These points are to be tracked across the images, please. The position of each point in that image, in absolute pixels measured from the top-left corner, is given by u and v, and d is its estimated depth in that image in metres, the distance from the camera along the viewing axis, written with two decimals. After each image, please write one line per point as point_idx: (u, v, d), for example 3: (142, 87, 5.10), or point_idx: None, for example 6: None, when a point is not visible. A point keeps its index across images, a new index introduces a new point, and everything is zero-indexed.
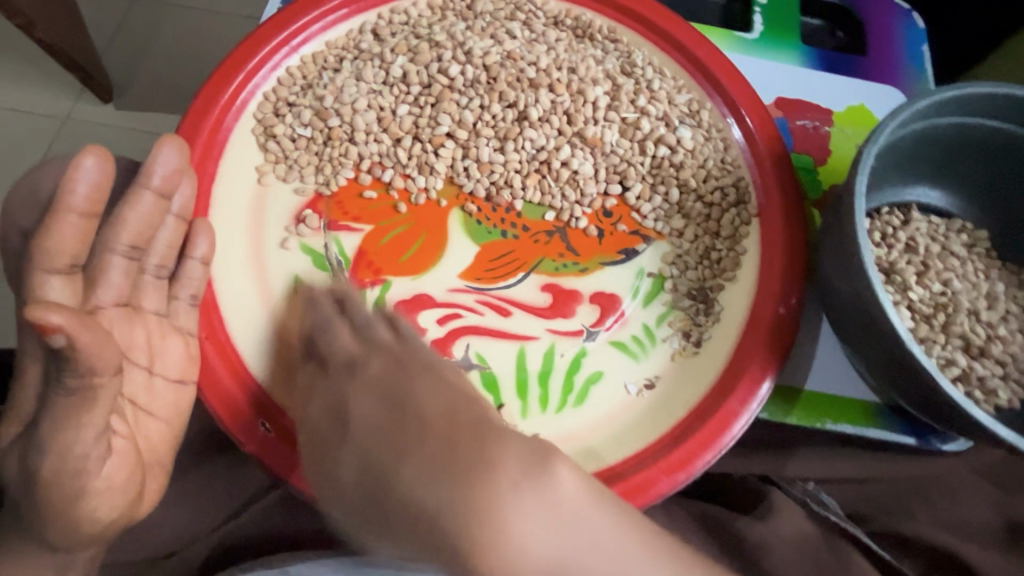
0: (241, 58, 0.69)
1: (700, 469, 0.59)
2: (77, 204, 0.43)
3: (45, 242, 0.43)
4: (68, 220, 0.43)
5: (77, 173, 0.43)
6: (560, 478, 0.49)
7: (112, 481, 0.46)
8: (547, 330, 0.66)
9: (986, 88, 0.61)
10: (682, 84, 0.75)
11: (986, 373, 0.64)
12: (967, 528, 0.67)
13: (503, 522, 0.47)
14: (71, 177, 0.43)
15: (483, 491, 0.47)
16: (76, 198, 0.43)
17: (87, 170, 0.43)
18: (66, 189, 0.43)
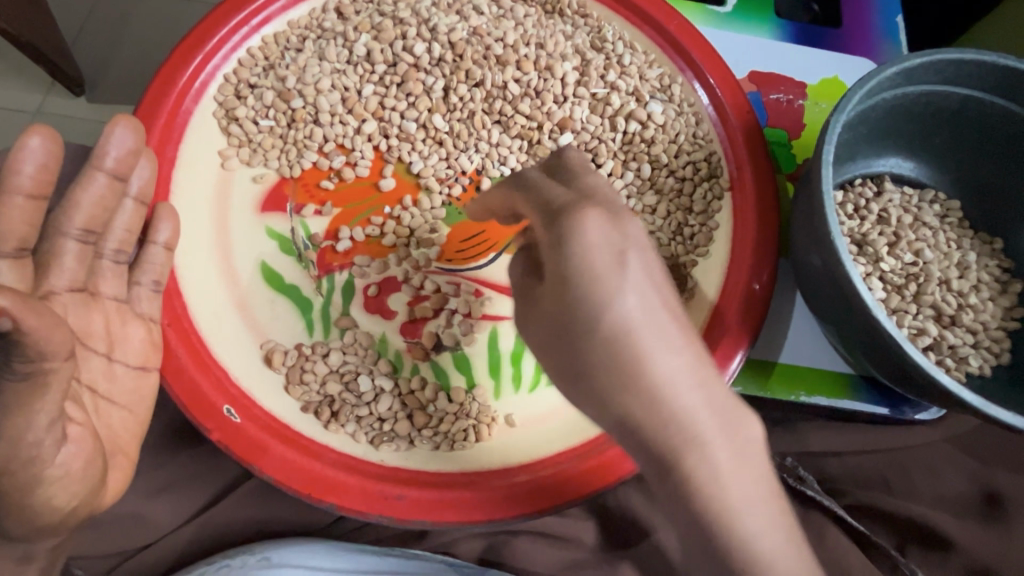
0: (198, 38, 0.67)
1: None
2: (23, 185, 0.42)
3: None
4: (13, 202, 0.42)
5: (20, 153, 0.42)
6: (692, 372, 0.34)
7: (70, 469, 0.45)
8: (484, 317, 0.65)
9: (955, 54, 0.60)
10: (654, 58, 0.74)
11: (957, 342, 0.65)
12: (941, 497, 0.68)
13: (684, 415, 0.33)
14: (15, 158, 0.42)
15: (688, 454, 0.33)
16: (21, 179, 0.42)
17: (31, 150, 0.42)
18: (10, 169, 0.42)
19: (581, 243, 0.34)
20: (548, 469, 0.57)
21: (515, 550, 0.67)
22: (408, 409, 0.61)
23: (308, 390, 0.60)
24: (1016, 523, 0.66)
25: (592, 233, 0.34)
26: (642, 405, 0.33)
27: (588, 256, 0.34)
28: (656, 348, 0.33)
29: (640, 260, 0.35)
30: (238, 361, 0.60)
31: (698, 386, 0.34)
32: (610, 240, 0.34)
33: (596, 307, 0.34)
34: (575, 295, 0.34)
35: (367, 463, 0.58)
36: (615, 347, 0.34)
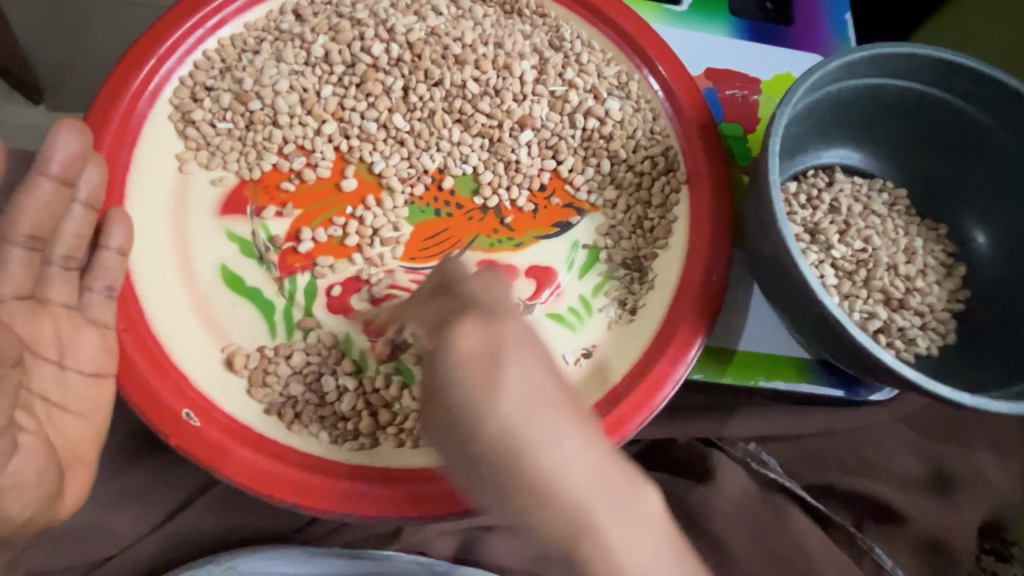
0: (152, 41, 0.66)
1: (634, 430, 0.60)
2: None
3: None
4: None
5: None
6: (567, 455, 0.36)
7: (22, 478, 0.44)
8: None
9: (894, 48, 0.63)
10: (612, 56, 0.75)
11: (905, 324, 0.67)
12: (894, 476, 0.70)
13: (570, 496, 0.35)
14: None
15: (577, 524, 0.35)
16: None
17: None
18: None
19: (538, 477, 0.36)
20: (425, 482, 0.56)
21: (488, 545, 0.67)
22: (371, 410, 0.61)
23: (270, 392, 0.60)
24: (963, 498, 0.69)
25: (584, 487, 0.36)
26: (514, 468, 0.36)
27: (551, 485, 0.36)
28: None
29: (515, 358, 0.37)
30: (198, 365, 0.59)
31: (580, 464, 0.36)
32: (556, 465, 0.36)
33: (482, 403, 0.37)
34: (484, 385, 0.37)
35: (331, 462, 0.58)
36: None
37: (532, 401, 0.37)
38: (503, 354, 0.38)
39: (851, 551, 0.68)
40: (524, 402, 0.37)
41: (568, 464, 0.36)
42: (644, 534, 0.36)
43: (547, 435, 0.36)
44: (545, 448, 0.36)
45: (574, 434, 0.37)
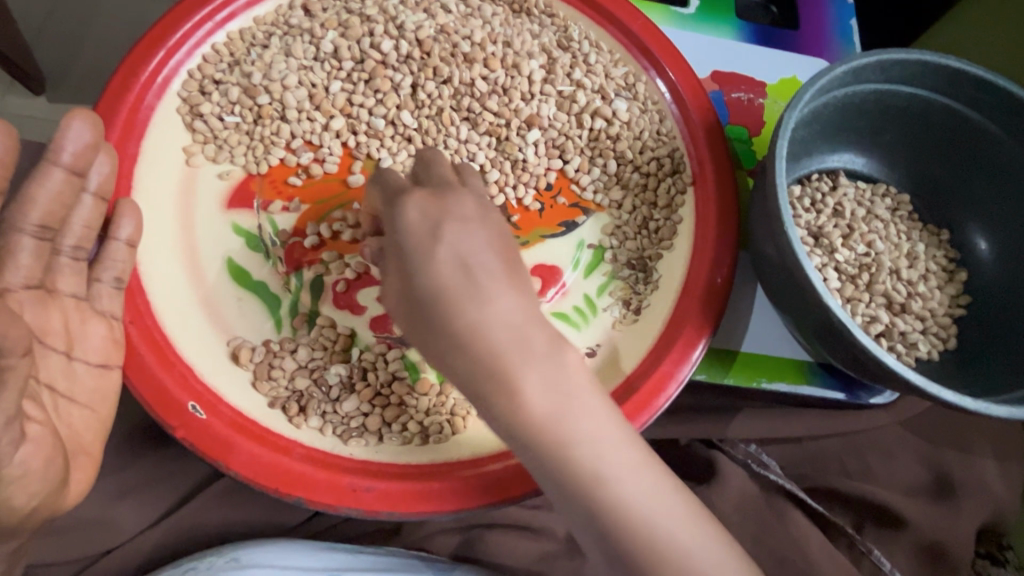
0: (162, 33, 0.66)
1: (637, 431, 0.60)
2: None
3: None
4: None
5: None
6: (497, 314, 0.43)
7: (29, 467, 0.44)
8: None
9: (900, 54, 0.63)
10: (619, 57, 0.75)
11: (907, 328, 0.68)
12: (894, 479, 0.71)
13: (505, 352, 0.42)
14: None
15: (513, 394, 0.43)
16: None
17: None
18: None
19: (474, 332, 0.42)
20: (504, 462, 0.58)
21: (489, 542, 0.67)
22: (375, 407, 0.61)
23: (276, 386, 0.60)
24: (963, 503, 0.69)
25: (503, 342, 0.42)
26: (457, 335, 0.43)
27: (481, 334, 0.42)
28: (617, 473, 0.45)
29: (452, 224, 0.43)
30: (204, 358, 0.59)
31: (510, 326, 0.43)
32: (489, 328, 0.42)
33: (420, 269, 0.43)
34: (421, 250, 0.43)
35: (337, 457, 0.58)
36: (550, 429, 0.44)
37: (469, 275, 0.43)
38: (458, 232, 0.43)
39: (850, 553, 0.69)
40: (457, 275, 0.43)
41: (498, 309, 0.43)
42: (568, 384, 0.44)
43: (481, 295, 0.43)
44: (477, 307, 0.42)
45: (506, 311, 0.43)
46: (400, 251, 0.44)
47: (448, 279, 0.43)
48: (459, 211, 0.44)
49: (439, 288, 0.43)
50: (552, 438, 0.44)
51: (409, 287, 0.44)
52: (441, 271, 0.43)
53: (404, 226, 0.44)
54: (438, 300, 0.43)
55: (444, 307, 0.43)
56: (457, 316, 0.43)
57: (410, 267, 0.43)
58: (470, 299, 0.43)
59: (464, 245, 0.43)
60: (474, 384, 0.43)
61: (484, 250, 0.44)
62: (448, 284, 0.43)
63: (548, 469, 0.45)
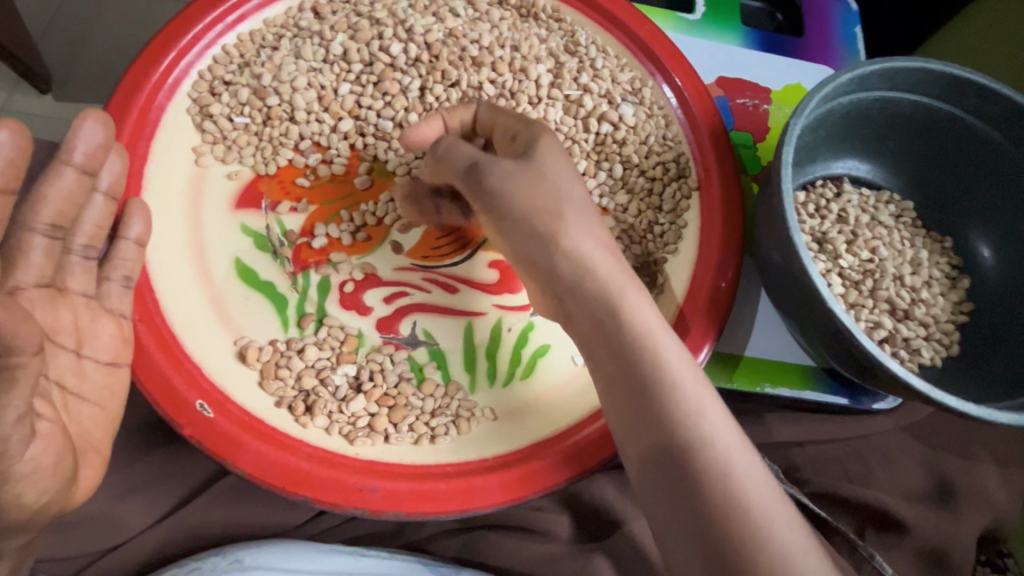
0: (173, 34, 0.67)
1: None
2: None
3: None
4: None
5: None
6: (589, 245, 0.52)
7: (39, 465, 0.44)
8: (494, 306, 0.67)
9: (905, 62, 0.64)
10: (625, 62, 0.76)
11: (910, 334, 0.68)
12: (896, 484, 0.71)
13: (601, 271, 0.51)
14: None
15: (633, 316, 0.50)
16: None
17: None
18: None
19: (603, 301, 0.51)
20: (594, 425, 0.60)
21: (490, 545, 0.66)
22: (382, 407, 0.61)
23: (283, 385, 0.60)
24: (965, 509, 0.70)
25: (609, 268, 0.51)
26: (557, 250, 0.52)
27: (584, 262, 0.51)
28: (715, 438, 0.48)
29: (548, 163, 0.53)
30: (211, 357, 0.60)
31: (600, 254, 0.52)
32: (621, 292, 0.51)
33: (512, 197, 0.52)
34: (495, 181, 0.53)
35: (343, 457, 0.58)
36: (653, 388, 0.49)
37: (553, 208, 0.52)
38: (554, 175, 0.53)
39: (851, 559, 0.68)
40: (544, 201, 0.52)
41: (587, 250, 0.51)
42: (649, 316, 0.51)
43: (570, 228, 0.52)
44: (570, 235, 0.52)
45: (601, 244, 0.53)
46: (482, 187, 0.53)
47: (537, 203, 0.52)
48: (552, 156, 0.54)
49: (534, 212, 0.52)
50: (644, 357, 0.50)
51: (499, 211, 0.53)
52: (520, 197, 0.52)
53: (490, 168, 0.53)
54: (536, 223, 0.52)
55: (534, 225, 0.52)
56: (544, 233, 0.52)
57: (499, 193, 0.52)
58: (557, 221, 0.52)
59: (564, 183, 0.53)
60: (594, 301, 0.51)
61: (583, 199, 0.54)
62: (536, 206, 0.52)
63: (636, 394, 0.49)
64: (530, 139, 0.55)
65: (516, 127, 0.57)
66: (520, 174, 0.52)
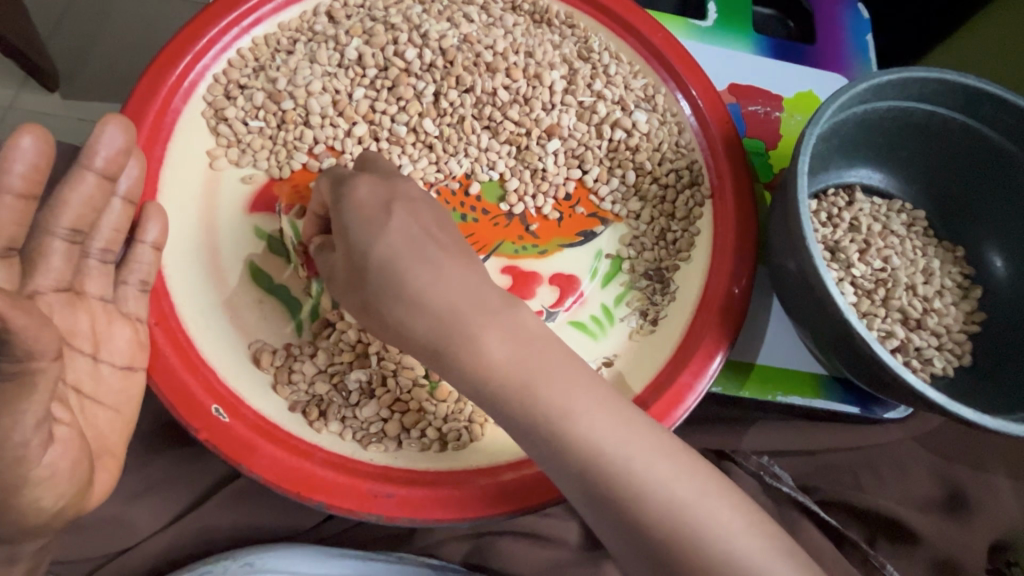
0: (189, 37, 0.67)
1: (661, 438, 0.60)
2: (13, 184, 0.44)
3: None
4: (3, 201, 0.44)
5: (11, 152, 0.44)
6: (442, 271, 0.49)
7: (57, 469, 0.44)
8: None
9: (920, 73, 0.64)
10: (638, 69, 0.76)
11: (922, 344, 0.68)
12: (907, 493, 0.71)
13: (455, 305, 0.49)
14: (6, 156, 0.44)
15: (482, 339, 0.48)
16: (11, 179, 0.44)
17: (24, 150, 0.44)
18: (2, 169, 0.44)
19: (483, 357, 0.48)
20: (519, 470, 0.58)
21: (501, 550, 0.66)
22: (395, 413, 0.62)
23: (297, 390, 0.61)
24: (975, 519, 0.70)
25: (448, 295, 0.49)
26: (411, 299, 0.49)
27: (428, 296, 0.49)
28: (619, 467, 0.47)
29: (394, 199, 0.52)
30: (225, 361, 0.60)
31: (440, 287, 0.49)
32: (510, 345, 0.48)
33: (370, 238, 0.50)
34: (364, 246, 0.50)
35: (357, 462, 0.58)
36: (565, 436, 0.47)
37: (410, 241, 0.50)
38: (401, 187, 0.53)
39: (862, 567, 0.68)
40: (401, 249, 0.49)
41: (431, 290, 0.49)
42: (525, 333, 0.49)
43: (416, 257, 0.49)
44: (415, 267, 0.49)
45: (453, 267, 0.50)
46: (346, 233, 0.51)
47: (392, 249, 0.49)
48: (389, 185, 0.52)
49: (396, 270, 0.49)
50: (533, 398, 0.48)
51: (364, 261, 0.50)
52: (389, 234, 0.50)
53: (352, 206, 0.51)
54: (384, 262, 0.49)
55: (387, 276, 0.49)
56: (405, 284, 0.49)
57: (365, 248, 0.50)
58: (390, 261, 0.49)
59: (387, 198, 0.51)
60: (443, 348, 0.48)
61: (413, 231, 0.51)
62: (383, 257, 0.49)
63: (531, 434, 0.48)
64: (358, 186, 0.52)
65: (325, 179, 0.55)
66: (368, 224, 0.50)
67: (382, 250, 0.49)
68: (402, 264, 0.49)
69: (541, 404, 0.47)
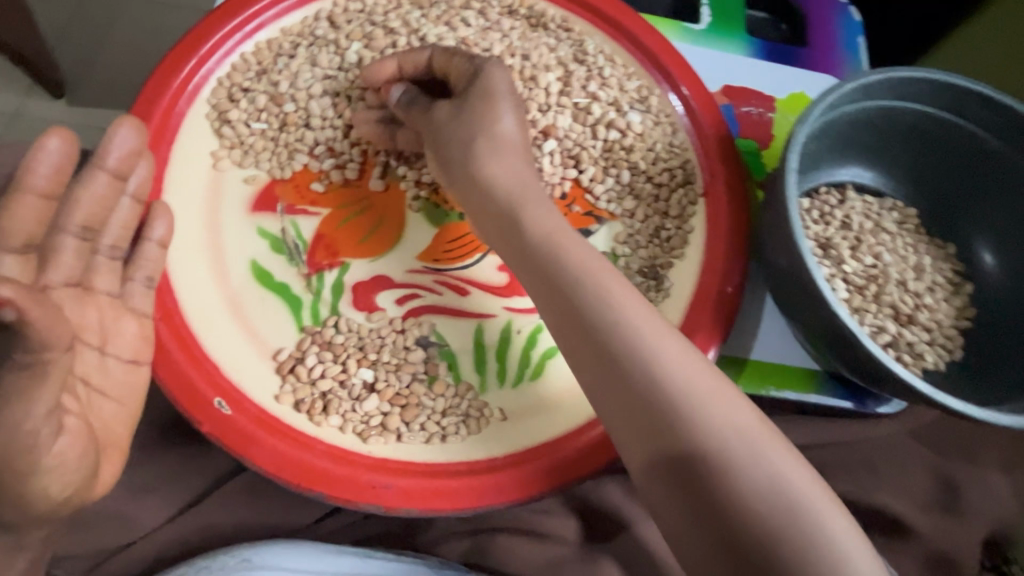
0: (193, 43, 0.69)
1: None
2: (37, 185, 0.46)
3: (1, 222, 0.45)
4: (24, 200, 0.45)
5: (37, 154, 0.45)
6: (533, 221, 0.58)
7: (66, 458, 0.46)
8: (505, 308, 0.68)
9: (908, 72, 0.65)
10: (633, 71, 0.77)
11: (914, 339, 0.69)
12: (902, 488, 0.71)
13: (576, 254, 0.56)
14: (30, 158, 0.45)
15: (571, 256, 0.56)
16: (37, 179, 0.46)
17: (49, 151, 0.46)
18: (25, 170, 0.45)
19: (567, 263, 0.56)
20: (581, 438, 0.61)
21: (497, 546, 0.67)
22: (394, 406, 0.63)
23: (297, 386, 0.62)
24: (969, 512, 0.70)
25: (570, 252, 0.56)
26: (574, 278, 0.55)
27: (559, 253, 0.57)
28: (689, 389, 0.49)
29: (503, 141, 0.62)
30: (229, 357, 0.61)
31: (552, 236, 0.57)
32: (592, 269, 0.55)
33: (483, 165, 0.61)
34: (494, 174, 0.61)
35: (356, 455, 0.59)
36: (618, 353, 0.51)
37: (495, 148, 0.62)
38: (489, 113, 0.62)
39: None
40: (475, 137, 0.62)
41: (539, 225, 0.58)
42: (596, 262, 0.56)
43: (533, 207, 0.59)
44: (557, 234, 0.58)
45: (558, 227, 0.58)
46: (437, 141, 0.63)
47: (527, 193, 0.60)
48: (492, 83, 0.63)
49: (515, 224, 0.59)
50: (597, 317, 0.53)
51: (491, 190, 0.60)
52: (499, 171, 0.61)
53: (437, 114, 0.64)
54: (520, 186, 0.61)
55: (512, 201, 0.60)
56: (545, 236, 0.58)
57: (490, 183, 0.61)
58: (517, 203, 0.60)
59: (494, 130, 0.62)
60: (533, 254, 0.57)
61: (514, 151, 0.62)
62: (517, 207, 0.59)
63: (605, 348, 0.52)
64: (475, 79, 0.64)
65: (466, 65, 0.65)
66: (457, 115, 0.63)
67: (500, 178, 0.60)
68: (522, 210, 0.59)
69: (604, 326, 0.52)
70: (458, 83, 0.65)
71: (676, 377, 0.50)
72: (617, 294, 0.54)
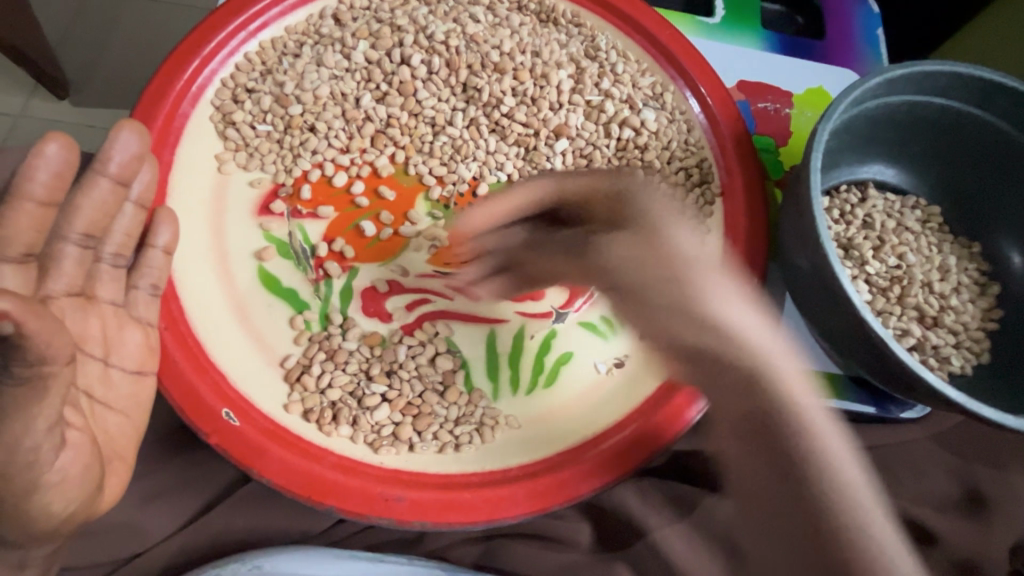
0: (196, 42, 0.67)
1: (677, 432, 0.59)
2: (36, 192, 0.44)
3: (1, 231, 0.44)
4: (24, 208, 0.44)
5: (36, 160, 0.44)
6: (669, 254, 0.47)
7: (68, 474, 0.44)
8: (517, 312, 0.66)
9: (932, 65, 0.63)
10: (647, 67, 0.75)
11: (940, 342, 0.67)
12: (926, 495, 0.69)
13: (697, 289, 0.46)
14: (30, 164, 0.44)
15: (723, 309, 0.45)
16: (34, 186, 0.44)
17: (49, 157, 0.44)
18: (25, 176, 0.44)
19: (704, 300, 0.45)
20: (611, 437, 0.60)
21: (512, 553, 0.65)
22: (406, 416, 0.62)
23: (307, 397, 0.61)
24: (995, 520, 0.68)
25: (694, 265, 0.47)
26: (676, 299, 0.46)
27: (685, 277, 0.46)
28: (806, 410, 0.43)
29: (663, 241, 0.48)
30: (237, 366, 0.60)
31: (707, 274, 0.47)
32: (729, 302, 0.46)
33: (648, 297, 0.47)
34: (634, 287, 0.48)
35: (365, 465, 0.58)
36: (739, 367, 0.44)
37: (667, 268, 0.47)
38: (664, 236, 0.48)
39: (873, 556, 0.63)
40: (662, 276, 0.47)
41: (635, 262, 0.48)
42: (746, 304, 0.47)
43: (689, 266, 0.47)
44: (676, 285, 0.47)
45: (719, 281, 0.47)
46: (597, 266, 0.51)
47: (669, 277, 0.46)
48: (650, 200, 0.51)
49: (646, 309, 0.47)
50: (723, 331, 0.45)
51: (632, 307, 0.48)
52: (635, 268, 0.48)
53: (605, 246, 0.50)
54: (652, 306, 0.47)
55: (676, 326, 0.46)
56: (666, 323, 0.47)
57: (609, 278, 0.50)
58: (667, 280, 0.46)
59: (651, 262, 0.47)
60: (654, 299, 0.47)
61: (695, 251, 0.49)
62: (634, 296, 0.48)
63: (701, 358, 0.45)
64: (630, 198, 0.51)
65: (607, 184, 0.53)
66: (630, 249, 0.49)
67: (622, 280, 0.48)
68: (659, 292, 0.47)
69: (734, 340, 0.45)
70: (599, 208, 0.52)
71: (799, 400, 0.43)
72: (744, 313, 0.46)
